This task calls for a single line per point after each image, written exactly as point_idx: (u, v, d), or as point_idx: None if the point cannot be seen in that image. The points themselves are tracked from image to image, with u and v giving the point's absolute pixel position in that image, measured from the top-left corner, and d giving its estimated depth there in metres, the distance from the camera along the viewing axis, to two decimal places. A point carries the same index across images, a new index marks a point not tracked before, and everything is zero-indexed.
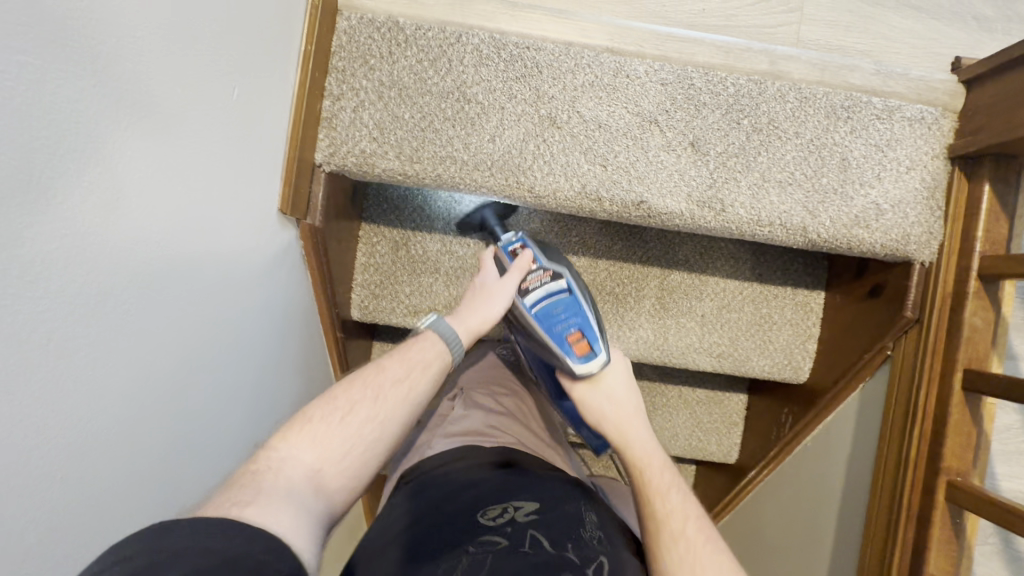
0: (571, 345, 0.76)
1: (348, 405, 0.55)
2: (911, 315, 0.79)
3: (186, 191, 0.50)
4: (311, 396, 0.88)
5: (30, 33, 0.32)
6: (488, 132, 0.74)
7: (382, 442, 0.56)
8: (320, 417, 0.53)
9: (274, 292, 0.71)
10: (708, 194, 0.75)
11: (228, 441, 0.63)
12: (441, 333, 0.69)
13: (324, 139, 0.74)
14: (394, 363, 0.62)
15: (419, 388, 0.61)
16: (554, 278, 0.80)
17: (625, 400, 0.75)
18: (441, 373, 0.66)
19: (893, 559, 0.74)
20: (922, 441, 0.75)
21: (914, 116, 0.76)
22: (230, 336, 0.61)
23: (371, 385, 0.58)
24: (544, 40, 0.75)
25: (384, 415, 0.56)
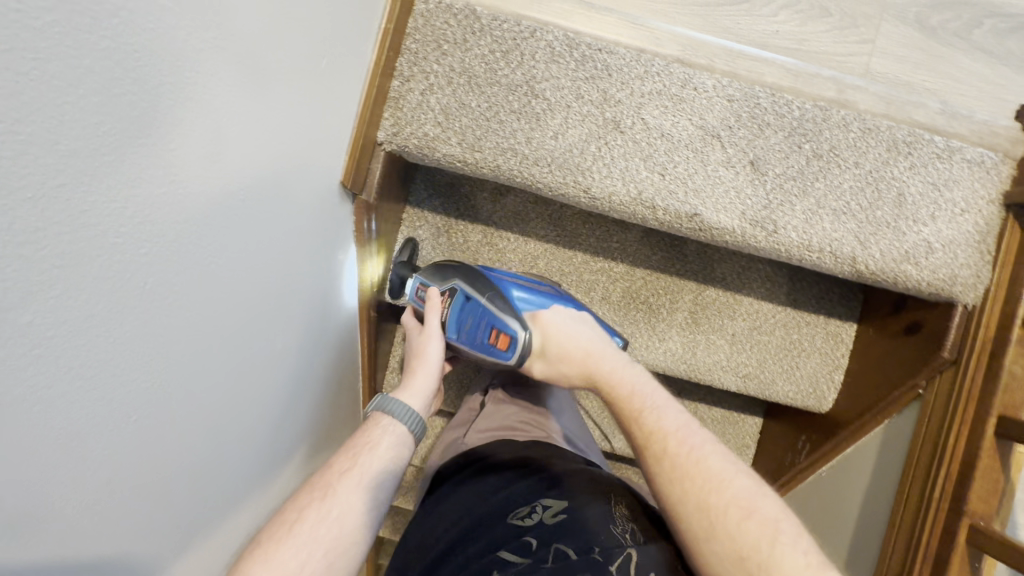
0: (491, 342, 0.77)
1: (296, 516, 0.52)
2: (948, 356, 0.79)
3: (269, 154, 0.50)
4: (340, 371, 0.89)
5: None
6: (552, 130, 0.74)
7: (350, 538, 0.53)
8: (272, 536, 0.50)
9: (325, 265, 0.71)
10: (762, 215, 0.75)
11: (267, 406, 0.63)
12: (391, 410, 0.65)
13: (389, 117, 0.74)
14: (340, 456, 0.58)
15: (368, 471, 0.57)
16: (449, 292, 0.80)
17: (576, 355, 0.73)
18: (396, 451, 0.61)
19: None
20: (947, 482, 0.75)
21: (973, 159, 0.76)
22: (281, 302, 0.61)
23: (314, 488, 0.54)
24: (616, 44, 0.75)
25: (336, 513, 0.53)
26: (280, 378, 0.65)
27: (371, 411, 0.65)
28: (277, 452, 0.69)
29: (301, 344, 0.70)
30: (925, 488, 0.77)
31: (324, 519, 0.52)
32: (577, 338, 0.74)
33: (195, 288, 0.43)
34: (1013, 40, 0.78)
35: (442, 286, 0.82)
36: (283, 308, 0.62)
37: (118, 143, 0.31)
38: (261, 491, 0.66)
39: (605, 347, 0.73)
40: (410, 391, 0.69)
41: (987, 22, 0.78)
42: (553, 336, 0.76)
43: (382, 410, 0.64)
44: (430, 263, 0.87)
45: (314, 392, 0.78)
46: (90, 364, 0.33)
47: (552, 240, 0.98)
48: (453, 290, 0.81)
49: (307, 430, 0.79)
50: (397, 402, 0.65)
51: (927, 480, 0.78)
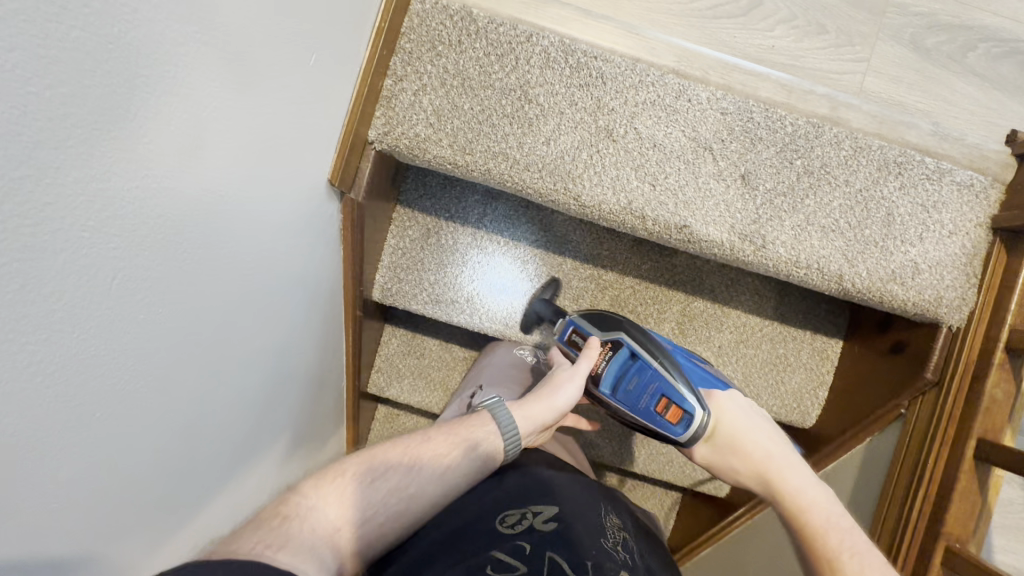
0: (659, 412, 0.74)
1: (384, 467, 0.53)
2: (931, 377, 0.79)
3: (253, 150, 0.50)
4: (323, 370, 0.88)
5: None
6: (544, 135, 0.74)
7: (406, 516, 0.53)
8: (354, 473, 0.51)
9: (309, 263, 0.70)
10: (751, 229, 0.75)
11: (245, 405, 0.62)
12: (498, 416, 0.63)
13: (380, 116, 0.73)
14: (441, 435, 0.59)
15: (460, 466, 0.58)
16: (614, 348, 0.76)
17: (756, 454, 0.71)
18: (489, 456, 0.61)
19: None
20: (924, 504, 0.75)
21: (963, 182, 0.76)
22: (261, 300, 0.61)
23: (412, 451, 0.56)
24: (612, 53, 0.75)
25: (415, 488, 0.54)
26: (259, 377, 0.65)
27: (482, 408, 0.64)
28: (254, 450, 0.68)
29: (282, 342, 0.69)
30: (903, 510, 0.77)
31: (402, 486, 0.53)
32: (760, 437, 0.73)
33: (169, 283, 0.42)
34: (1007, 65, 0.79)
35: (605, 338, 0.77)
36: (264, 305, 0.62)
37: (87, 135, 0.30)
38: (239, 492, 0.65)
39: (776, 445, 0.71)
40: (527, 410, 0.66)
41: (981, 46, 0.78)
42: (727, 423, 0.74)
43: (492, 410, 0.64)
44: (590, 312, 0.82)
45: (295, 390, 0.78)
46: (52, 360, 0.32)
47: (543, 245, 0.98)
48: (618, 345, 0.76)
49: (287, 429, 0.78)
50: (506, 410, 0.64)
51: (904, 503, 0.78)
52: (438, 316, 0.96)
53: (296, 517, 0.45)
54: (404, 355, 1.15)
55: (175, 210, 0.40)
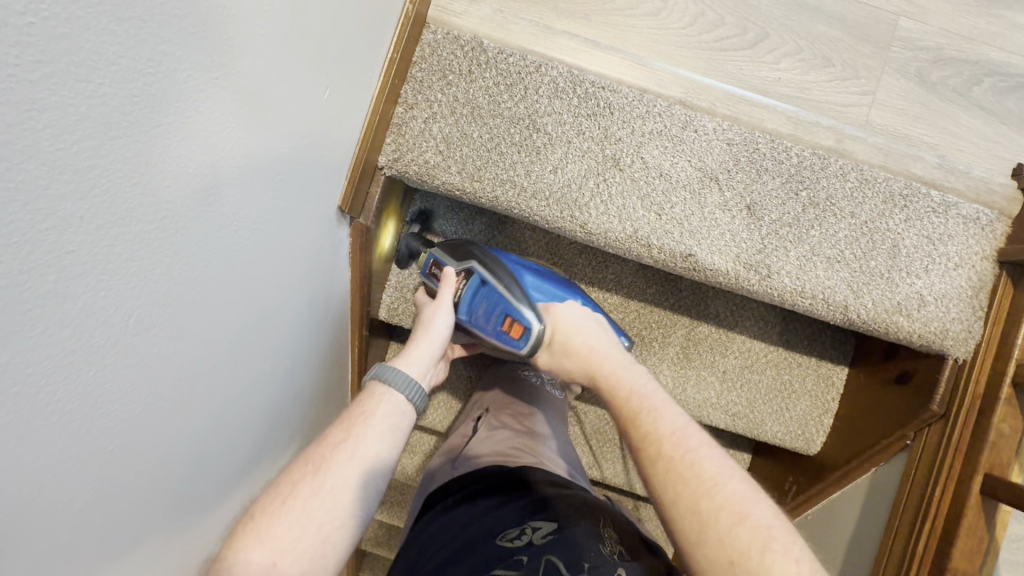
0: (502, 330, 0.75)
1: (290, 487, 0.50)
2: (938, 410, 0.79)
3: (267, 182, 0.51)
4: (328, 390, 0.88)
5: (177, 24, 0.34)
6: (551, 164, 0.75)
7: (347, 511, 0.51)
8: (262, 512, 0.48)
9: (317, 286, 0.71)
10: (756, 258, 0.76)
11: (251, 429, 0.63)
12: (390, 379, 0.61)
13: (390, 142, 0.75)
14: (338, 427, 0.56)
15: (365, 441, 0.55)
16: (466, 275, 0.79)
17: (580, 351, 0.72)
18: (394, 418, 0.59)
19: None
20: (929, 539, 0.74)
21: (969, 215, 0.76)
22: (270, 325, 0.61)
23: (311, 458, 0.53)
24: (620, 83, 0.76)
25: (330, 486, 0.51)
26: (266, 401, 0.65)
27: (368, 380, 0.62)
28: (258, 472, 0.68)
29: (289, 365, 0.70)
30: (909, 543, 0.77)
31: (316, 490, 0.50)
32: (587, 338, 0.74)
33: (182, 316, 0.43)
34: (1013, 99, 0.79)
35: (459, 267, 0.80)
36: (273, 330, 0.62)
37: (111, 184, 0.31)
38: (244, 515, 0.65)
39: (606, 342, 0.73)
40: (412, 357, 0.66)
41: (987, 80, 0.79)
42: (561, 328, 0.76)
43: (381, 379, 0.61)
44: (449, 244, 0.84)
45: (300, 411, 0.78)
46: (72, 400, 0.33)
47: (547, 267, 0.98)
48: (471, 273, 0.79)
49: (291, 450, 0.78)
50: (396, 371, 0.62)
51: (910, 536, 0.77)
52: None
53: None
54: None
55: (190, 245, 0.41)
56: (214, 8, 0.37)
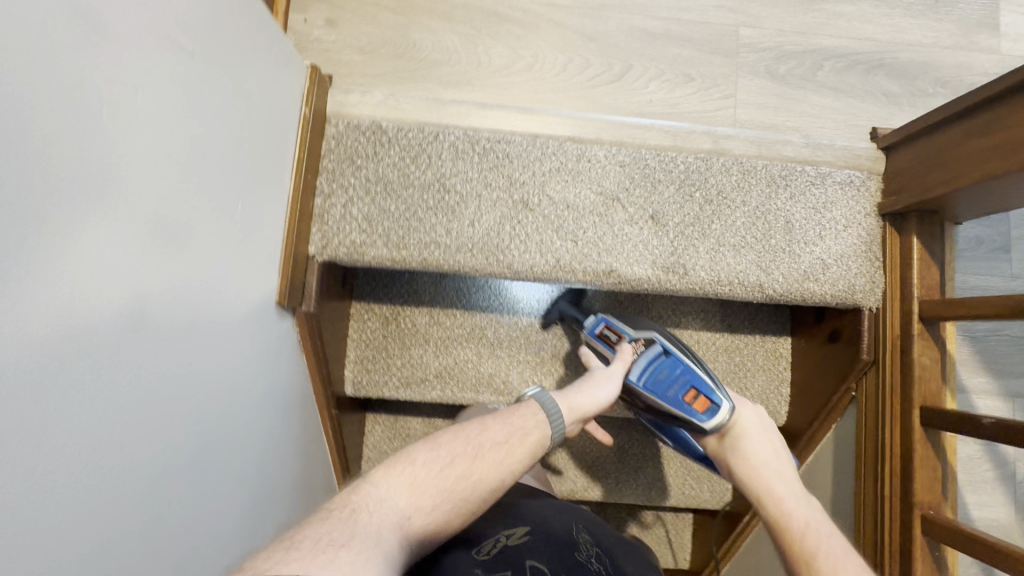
0: (688, 398, 0.78)
1: (448, 457, 0.56)
2: (867, 358, 0.86)
3: (201, 301, 0.55)
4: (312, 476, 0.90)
5: (97, 198, 0.39)
6: (468, 218, 0.81)
7: (476, 503, 0.55)
8: (421, 465, 0.54)
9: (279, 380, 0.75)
10: (671, 260, 0.83)
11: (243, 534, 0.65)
12: (546, 405, 0.68)
13: (316, 232, 0.81)
14: (496, 426, 0.62)
15: (517, 452, 0.61)
16: (648, 345, 0.85)
17: (751, 460, 0.71)
18: (538, 445, 0.64)
19: None
20: (893, 478, 0.80)
21: (844, 181, 0.86)
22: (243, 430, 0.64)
23: (471, 443, 0.59)
24: (513, 134, 0.83)
25: (477, 477, 0.56)
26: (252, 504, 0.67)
27: (529, 399, 0.69)
28: None
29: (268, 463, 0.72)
30: (877, 487, 0.82)
31: (467, 474, 0.56)
32: (765, 452, 0.72)
33: (151, 448, 0.46)
34: (852, 75, 0.90)
35: (640, 335, 0.87)
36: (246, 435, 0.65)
37: (50, 348, 0.35)
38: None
39: (781, 462, 0.70)
40: (569, 398, 0.72)
41: (826, 64, 0.90)
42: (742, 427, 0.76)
43: (538, 400, 0.69)
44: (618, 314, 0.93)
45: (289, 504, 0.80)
46: (39, 554, 0.34)
47: (495, 311, 1.03)
48: (651, 342, 0.86)
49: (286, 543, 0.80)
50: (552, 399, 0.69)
51: (876, 481, 0.82)
52: (410, 396, 1.01)
53: (368, 505, 0.48)
54: (389, 440, 1.17)
55: (140, 381, 0.44)
56: (130, 175, 0.42)
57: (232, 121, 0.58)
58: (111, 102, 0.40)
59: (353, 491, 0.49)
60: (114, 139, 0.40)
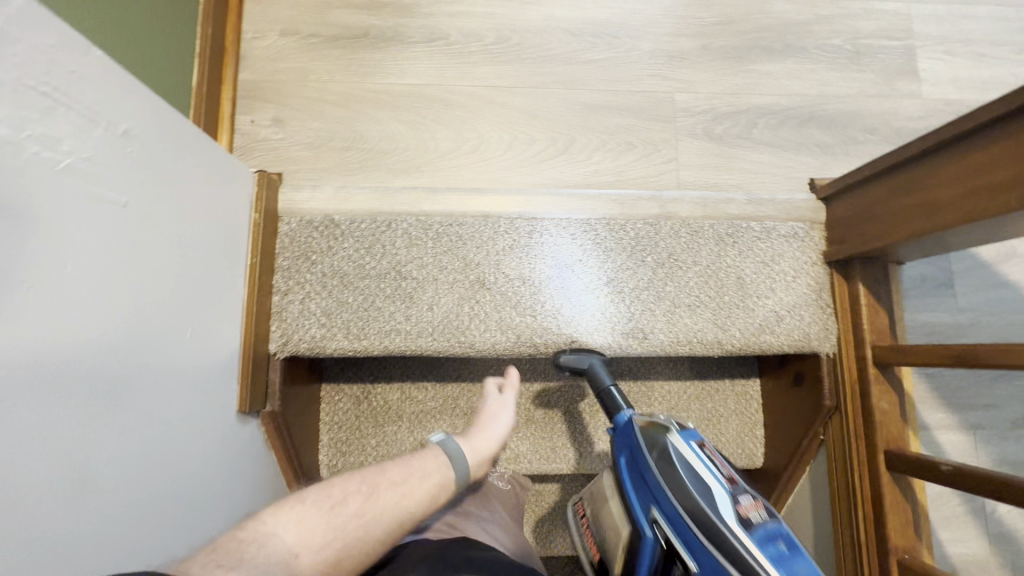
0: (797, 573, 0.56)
1: (341, 495, 0.58)
2: (830, 402, 0.88)
3: (153, 439, 0.53)
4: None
5: (16, 382, 0.38)
6: (426, 303, 0.82)
7: (369, 545, 0.56)
8: (313, 503, 0.56)
9: (251, 489, 0.74)
10: (630, 326, 0.84)
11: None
12: (448, 449, 0.72)
13: (276, 330, 0.81)
14: (396, 468, 0.65)
15: (415, 493, 0.63)
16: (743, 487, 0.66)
17: None
18: (439, 488, 0.67)
19: None
20: (867, 523, 0.80)
21: (788, 233, 0.89)
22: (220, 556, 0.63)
23: (367, 484, 0.61)
24: (465, 216, 0.85)
25: (371, 514, 0.58)
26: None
27: (432, 444, 0.73)
28: None
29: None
30: (853, 532, 0.83)
31: (360, 512, 0.57)
32: None
33: None
34: (786, 130, 0.94)
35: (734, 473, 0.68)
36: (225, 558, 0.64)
37: None
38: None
39: None
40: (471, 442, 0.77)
41: (760, 121, 0.94)
42: None
43: (442, 445, 0.73)
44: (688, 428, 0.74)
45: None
46: None
47: (466, 380, 1.03)
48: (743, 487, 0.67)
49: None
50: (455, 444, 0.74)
51: (852, 526, 0.83)
52: None
53: (252, 540, 0.48)
54: None
55: (88, 550, 0.44)
56: (54, 343, 0.42)
57: (176, 250, 0.58)
58: (31, 283, 0.39)
59: (240, 528, 0.50)
60: (34, 316, 0.40)
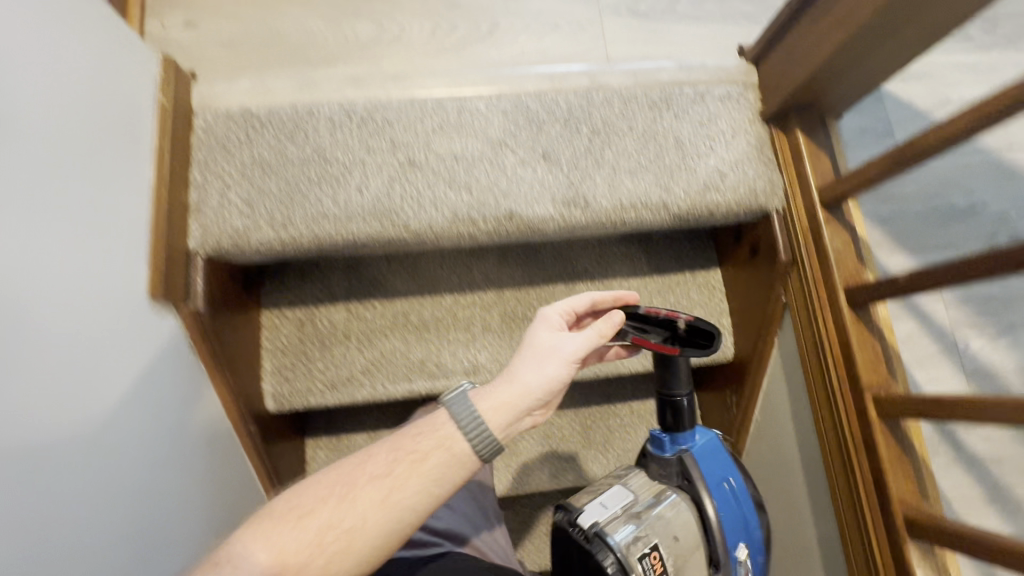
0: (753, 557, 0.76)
1: (313, 505, 0.58)
2: (786, 259, 0.85)
3: (27, 268, 0.48)
4: (231, 506, 0.81)
5: None
6: (355, 185, 0.78)
7: (359, 549, 0.57)
8: (280, 519, 0.57)
9: (168, 388, 0.68)
10: (571, 194, 0.81)
11: (132, 558, 0.56)
12: (456, 415, 0.64)
13: (196, 226, 0.76)
14: (381, 453, 0.62)
15: (404, 488, 0.59)
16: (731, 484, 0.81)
17: None
18: (438, 470, 0.61)
19: (858, 487, 0.74)
20: (839, 369, 0.77)
21: (722, 95, 0.87)
22: (121, 436, 0.57)
23: (346, 485, 0.60)
24: (390, 99, 0.82)
25: (350, 522, 0.57)
26: (149, 520, 0.59)
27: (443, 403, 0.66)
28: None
29: (169, 478, 0.65)
30: (828, 385, 0.79)
31: (333, 522, 0.57)
32: None
33: None
34: (708, 4, 0.94)
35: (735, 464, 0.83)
36: (128, 441, 0.58)
37: None
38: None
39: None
40: (496, 391, 0.66)
41: None
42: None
43: (450, 408, 0.64)
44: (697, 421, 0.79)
45: (202, 529, 0.71)
46: None
47: (417, 293, 0.99)
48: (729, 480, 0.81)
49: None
50: (466, 411, 0.63)
51: (826, 378, 0.80)
52: (338, 400, 0.94)
53: (223, 565, 0.52)
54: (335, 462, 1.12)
55: None
56: None
57: (51, 81, 0.54)
58: None
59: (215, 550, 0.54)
60: None
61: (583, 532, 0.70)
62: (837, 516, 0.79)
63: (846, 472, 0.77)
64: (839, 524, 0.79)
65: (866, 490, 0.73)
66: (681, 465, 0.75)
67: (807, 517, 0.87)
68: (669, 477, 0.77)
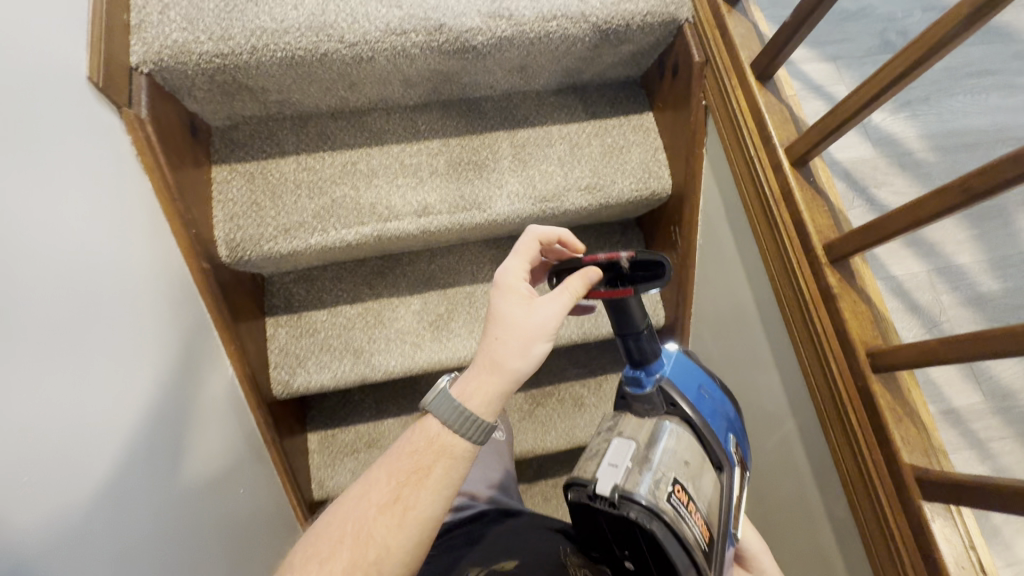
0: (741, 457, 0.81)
1: (330, 550, 0.60)
2: (700, 60, 0.93)
3: None
4: (153, 331, 0.78)
5: None
6: (290, 3, 0.84)
7: (392, 562, 0.60)
8: (302, 571, 0.59)
9: (83, 168, 0.69)
10: (494, 6, 0.88)
11: (57, 276, 0.60)
12: (443, 416, 0.65)
13: (137, 44, 0.80)
14: (379, 484, 0.63)
15: (413, 505, 0.61)
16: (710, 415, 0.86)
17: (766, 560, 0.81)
18: (433, 469, 0.63)
19: (782, 236, 0.80)
20: (753, 139, 0.85)
21: None
22: (37, 167, 0.60)
23: (356, 523, 0.61)
24: None
25: (378, 554, 0.59)
26: (29, 273, 0.56)
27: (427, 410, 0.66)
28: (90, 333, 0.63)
29: (59, 257, 0.61)
30: (747, 159, 0.86)
31: (358, 556, 0.59)
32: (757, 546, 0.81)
33: None
34: None
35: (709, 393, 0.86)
36: (23, 176, 0.58)
37: None
38: (76, 383, 0.59)
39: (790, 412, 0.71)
40: (487, 389, 0.66)
41: None
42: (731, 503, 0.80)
43: (433, 411, 0.65)
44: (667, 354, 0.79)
45: (113, 324, 0.68)
46: None
47: (364, 144, 1.03)
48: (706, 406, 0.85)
49: (113, 372, 0.66)
50: (453, 412, 0.65)
51: (744, 153, 0.87)
52: (291, 245, 0.96)
53: None
54: (298, 338, 1.12)
55: None
56: None
57: None
58: None
59: None
60: None
61: (606, 501, 0.64)
62: (771, 278, 0.85)
63: (770, 229, 0.83)
64: (773, 286, 0.86)
65: (788, 235, 0.79)
66: (663, 393, 0.74)
67: (769, 366, 0.91)
68: (655, 409, 0.75)
